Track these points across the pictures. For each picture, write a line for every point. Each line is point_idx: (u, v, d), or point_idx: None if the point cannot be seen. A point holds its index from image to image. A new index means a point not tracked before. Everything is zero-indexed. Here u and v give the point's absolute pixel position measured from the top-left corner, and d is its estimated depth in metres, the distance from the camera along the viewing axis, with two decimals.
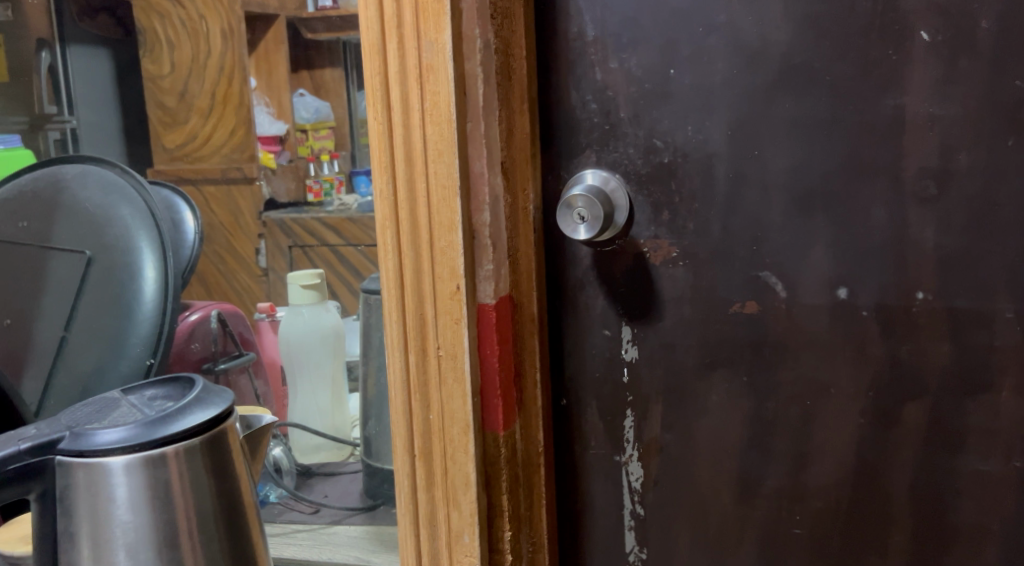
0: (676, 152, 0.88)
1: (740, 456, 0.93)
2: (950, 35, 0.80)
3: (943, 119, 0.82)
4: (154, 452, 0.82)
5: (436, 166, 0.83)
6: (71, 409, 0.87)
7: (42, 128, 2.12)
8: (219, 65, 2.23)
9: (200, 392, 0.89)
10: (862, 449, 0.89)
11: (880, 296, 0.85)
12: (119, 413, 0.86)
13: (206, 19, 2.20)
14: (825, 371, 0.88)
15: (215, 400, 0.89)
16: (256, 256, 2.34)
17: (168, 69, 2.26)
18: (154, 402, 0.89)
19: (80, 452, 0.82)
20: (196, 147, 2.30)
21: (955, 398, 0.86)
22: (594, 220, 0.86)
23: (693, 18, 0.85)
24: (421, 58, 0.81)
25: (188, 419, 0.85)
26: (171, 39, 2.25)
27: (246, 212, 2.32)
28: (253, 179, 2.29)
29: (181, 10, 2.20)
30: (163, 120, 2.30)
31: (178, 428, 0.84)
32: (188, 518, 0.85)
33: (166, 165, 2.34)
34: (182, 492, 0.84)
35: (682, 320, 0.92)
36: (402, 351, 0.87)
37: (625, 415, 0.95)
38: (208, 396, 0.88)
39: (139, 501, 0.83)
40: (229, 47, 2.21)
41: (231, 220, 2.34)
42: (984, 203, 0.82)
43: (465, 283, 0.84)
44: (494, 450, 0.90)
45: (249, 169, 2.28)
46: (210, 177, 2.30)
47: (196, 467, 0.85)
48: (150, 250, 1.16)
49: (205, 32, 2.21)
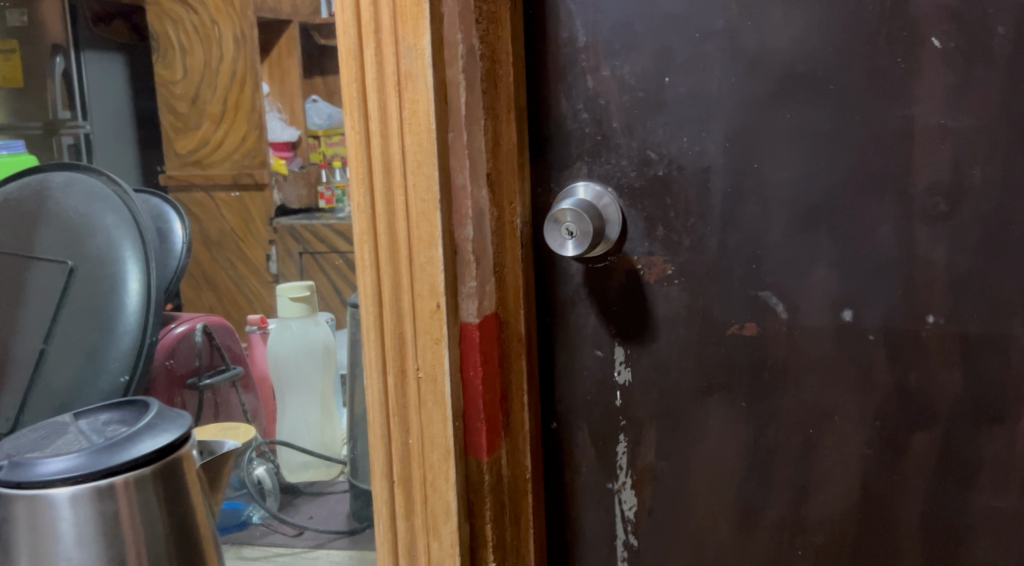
0: (671, 164, 0.83)
1: (739, 484, 0.87)
2: (963, 41, 0.75)
3: (955, 132, 0.76)
4: (99, 482, 0.82)
5: (414, 177, 0.78)
6: (20, 435, 0.87)
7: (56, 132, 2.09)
8: (230, 74, 2.14)
9: (151, 418, 0.89)
10: (868, 480, 0.84)
11: (888, 318, 0.80)
12: (64, 440, 0.86)
13: (218, 24, 2.10)
14: (829, 397, 0.83)
15: (166, 427, 0.89)
16: (266, 263, 2.23)
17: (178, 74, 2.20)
18: (104, 428, 0.89)
19: (22, 481, 0.81)
20: (208, 152, 2.18)
21: (968, 429, 0.80)
22: (583, 236, 0.82)
23: (688, 23, 0.80)
24: (399, 64, 0.77)
25: (137, 447, 0.85)
26: (183, 45, 2.17)
27: (257, 219, 2.22)
28: (265, 186, 2.18)
29: (193, 16, 2.11)
30: (175, 125, 2.21)
31: (125, 457, 0.84)
32: (138, 551, 0.85)
33: (177, 171, 2.25)
34: (130, 523, 0.84)
35: (677, 341, 0.87)
36: (380, 372, 0.83)
37: (617, 440, 0.91)
38: (159, 424, 0.88)
39: (86, 534, 0.83)
40: (240, 52, 2.12)
41: (242, 226, 2.23)
42: (999, 221, 0.77)
43: (445, 301, 0.80)
44: (477, 477, 0.85)
45: (261, 176, 2.17)
46: (221, 184, 2.19)
47: (147, 496, 0.85)
48: (133, 260, 1.13)
49: (217, 37, 2.11)
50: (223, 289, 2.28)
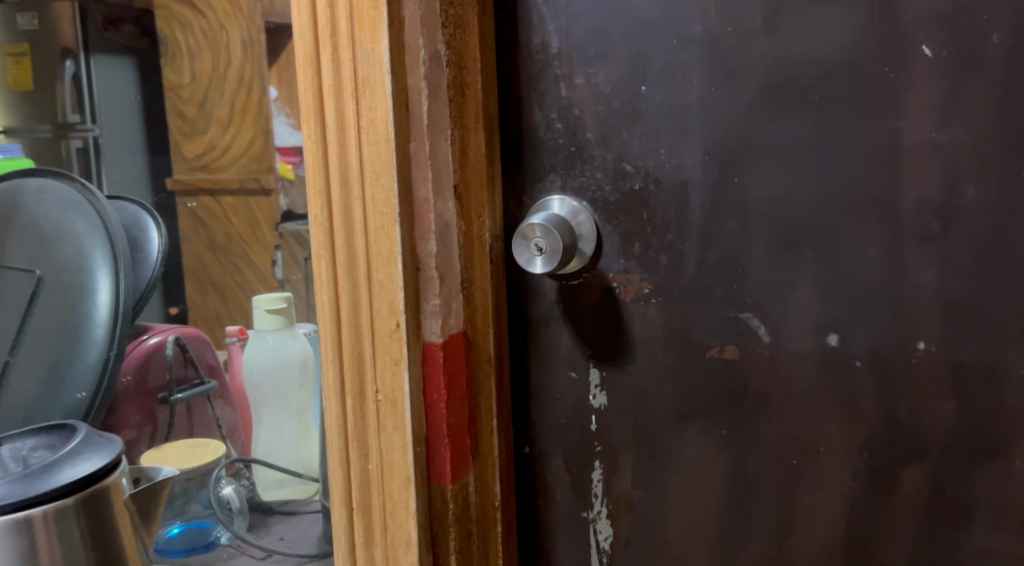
0: (648, 178, 0.79)
1: (719, 517, 0.83)
2: (956, 50, 0.70)
3: (947, 146, 0.72)
4: (17, 514, 0.82)
5: (373, 189, 0.74)
6: None
7: (65, 137, 2.02)
8: (236, 76, 1.89)
9: (74, 445, 0.89)
10: (854, 515, 0.78)
11: (876, 344, 0.75)
12: None
13: (227, 28, 1.88)
14: (813, 426, 0.78)
15: (89, 455, 0.88)
16: (273, 268, 1.90)
17: (188, 79, 1.98)
18: (27, 454, 0.88)
19: None
20: (215, 157, 1.97)
21: (960, 464, 0.75)
22: (553, 253, 0.78)
23: (665, 29, 0.76)
24: (356, 70, 0.73)
25: (56, 478, 0.85)
26: (193, 49, 1.97)
27: (263, 219, 1.94)
28: (271, 192, 1.92)
29: (200, 19, 1.92)
30: (183, 129, 2.02)
31: (44, 489, 0.84)
32: None
33: (185, 177, 2.02)
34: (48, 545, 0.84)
35: (655, 363, 0.82)
36: (338, 394, 0.79)
37: (592, 467, 0.86)
38: (80, 452, 0.88)
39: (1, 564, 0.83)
40: (248, 56, 1.88)
41: (248, 231, 1.95)
42: (994, 243, 0.72)
43: (405, 321, 0.76)
44: (441, 505, 0.81)
45: (266, 180, 1.91)
46: (227, 191, 1.95)
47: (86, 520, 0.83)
48: (104, 270, 1.09)
49: (225, 42, 1.89)
50: (229, 295, 1.93)
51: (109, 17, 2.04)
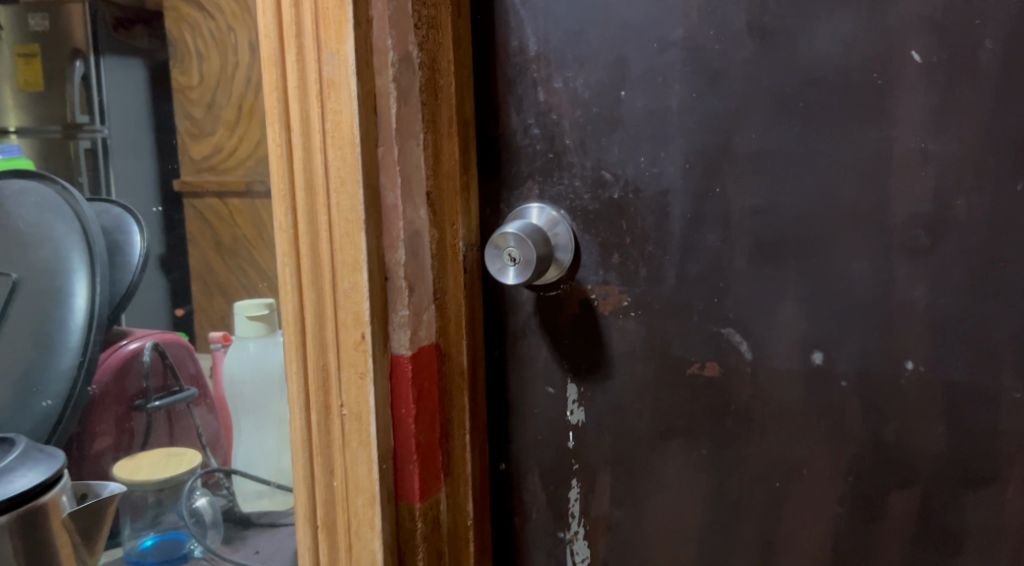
0: (628, 186, 0.76)
1: (699, 541, 0.79)
2: (948, 56, 0.67)
3: (937, 156, 0.68)
4: None
5: (338, 196, 0.72)
6: None
7: (72, 138, 1.55)
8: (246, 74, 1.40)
9: (12, 460, 0.86)
10: (839, 542, 0.75)
11: (862, 363, 0.72)
12: None
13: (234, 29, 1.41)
14: (797, 448, 0.75)
15: (26, 472, 0.86)
16: None
17: (196, 79, 1.48)
18: None
19: None
20: (221, 160, 1.45)
21: (949, 490, 0.71)
22: (526, 263, 0.74)
23: (645, 32, 0.73)
24: (321, 72, 0.71)
25: None
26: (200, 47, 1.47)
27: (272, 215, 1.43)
28: None
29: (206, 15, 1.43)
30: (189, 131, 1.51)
31: None
32: None
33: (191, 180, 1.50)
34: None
35: (635, 380, 0.79)
36: (303, 408, 0.76)
37: (570, 486, 0.83)
38: (15, 470, 0.85)
39: None
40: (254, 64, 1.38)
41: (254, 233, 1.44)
42: (986, 258, 0.68)
43: (370, 332, 0.73)
44: (409, 524, 0.77)
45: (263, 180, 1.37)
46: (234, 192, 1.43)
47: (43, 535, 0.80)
48: (81, 274, 1.07)
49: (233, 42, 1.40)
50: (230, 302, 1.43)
51: (119, 17, 1.53)
